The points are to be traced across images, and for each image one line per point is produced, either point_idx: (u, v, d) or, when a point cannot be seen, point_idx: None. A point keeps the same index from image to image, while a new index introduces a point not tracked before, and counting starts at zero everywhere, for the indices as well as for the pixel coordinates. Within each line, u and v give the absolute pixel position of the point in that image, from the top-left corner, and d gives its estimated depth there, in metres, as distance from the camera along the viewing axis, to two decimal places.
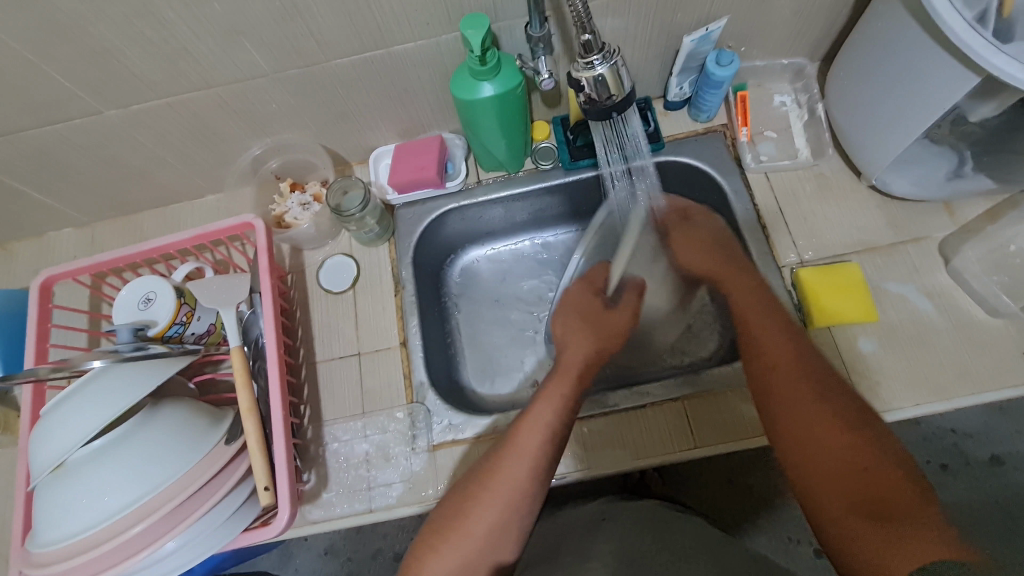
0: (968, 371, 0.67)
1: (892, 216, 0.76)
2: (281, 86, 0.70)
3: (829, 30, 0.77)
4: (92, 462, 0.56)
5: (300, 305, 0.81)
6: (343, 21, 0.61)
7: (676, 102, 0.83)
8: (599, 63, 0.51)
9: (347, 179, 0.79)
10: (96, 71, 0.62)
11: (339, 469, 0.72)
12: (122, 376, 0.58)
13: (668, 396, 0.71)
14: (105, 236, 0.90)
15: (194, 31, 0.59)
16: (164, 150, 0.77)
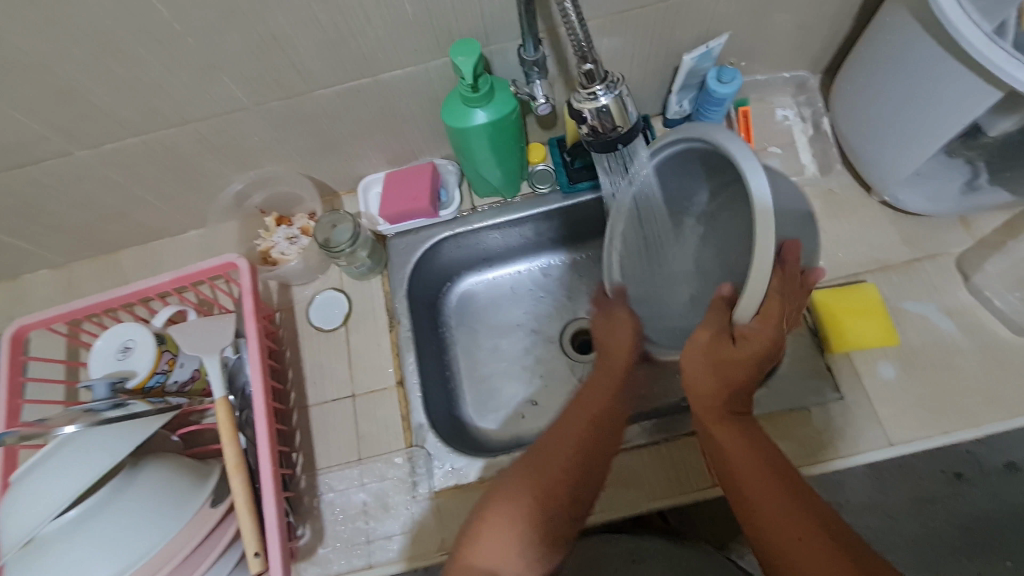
0: (996, 395, 0.64)
1: (907, 232, 0.73)
2: (263, 119, 0.66)
3: (832, 41, 0.74)
4: (63, 538, 0.52)
5: (290, 345, 0.77)
6: (326, 51, 0.58)
7: (676, 120, 0.80)
8: (602, 94, 0.48)
9: (336, 213, 0.75)
10: (65, 111, 0.58)
11: (336, 522, 0.68)
12: (95, 442, 0.54)
13: (681, 432, 0.67)
14: (83, 276, 0.85)
15: (167, 66, 0.56)
16: (142, 187, 0.73)
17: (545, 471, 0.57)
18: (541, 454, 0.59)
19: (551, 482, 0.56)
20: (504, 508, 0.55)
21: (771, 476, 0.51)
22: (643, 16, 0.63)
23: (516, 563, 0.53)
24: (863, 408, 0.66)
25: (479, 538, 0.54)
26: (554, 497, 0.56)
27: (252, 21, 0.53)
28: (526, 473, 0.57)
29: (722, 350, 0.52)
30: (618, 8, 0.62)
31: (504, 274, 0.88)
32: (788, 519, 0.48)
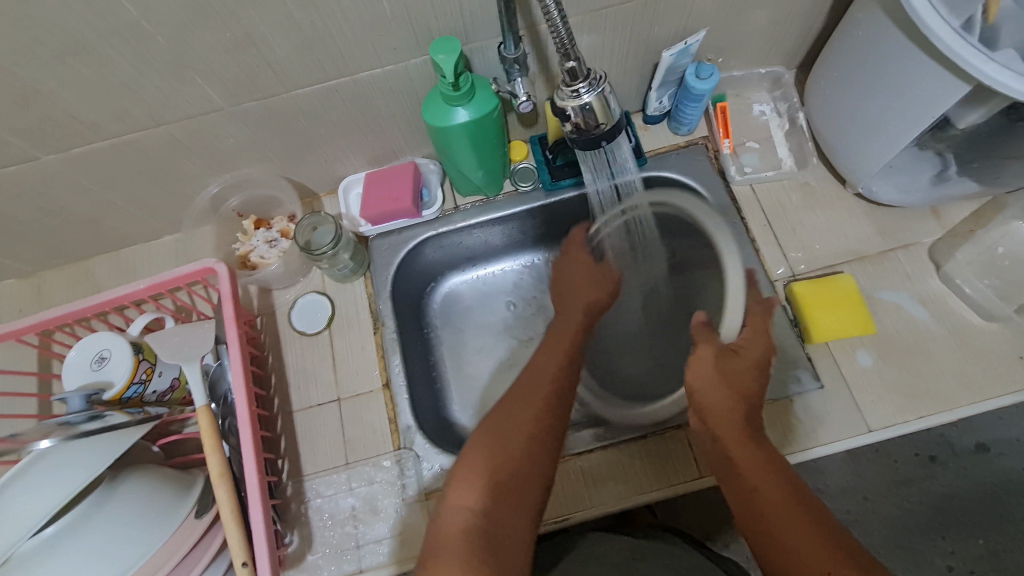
0: (968, 379, 0.66)
1: (880, 223, 0.75)
2: (239, 120, 0.64)
3: (806, 37, 0.76)
4: (41, 555, 0.50)
5: (272, 350, 0.76)
6: (303, 50, 0.57)
7: (655, 116, 0.81)
8: (585, 92, 0.48)
9: (317, 214, 0.74)
10: (28, 115, 0.56)
11: (325, 528, 0.67)
12: (73, 455, 0.52)
13: (666, 425, 0.68)
14: (52, 286, 0.82)
15: (137, 67, 0.54)
16: (113, 192, 0.71)
17: (514, 424, 0.54)
18: (506, 408, 0.56)
19: (525, 432, 0.54)
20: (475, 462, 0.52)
21: (772, 474, 0.52)
22: (621, 13, 0.64)
23: (496, 509, 0.49)
24: (843, 396, 0.67)
25: (456, 489, 0.50)
26: (529, 443, 0.53)
27: (225, 19, 0.52)
28: (492, 428, 0.55)
29: (724, 364, 0.60)
30: (597, 6, 0.62)
31: (490, 273, 0.88)
32: (794, 520, 0.48)
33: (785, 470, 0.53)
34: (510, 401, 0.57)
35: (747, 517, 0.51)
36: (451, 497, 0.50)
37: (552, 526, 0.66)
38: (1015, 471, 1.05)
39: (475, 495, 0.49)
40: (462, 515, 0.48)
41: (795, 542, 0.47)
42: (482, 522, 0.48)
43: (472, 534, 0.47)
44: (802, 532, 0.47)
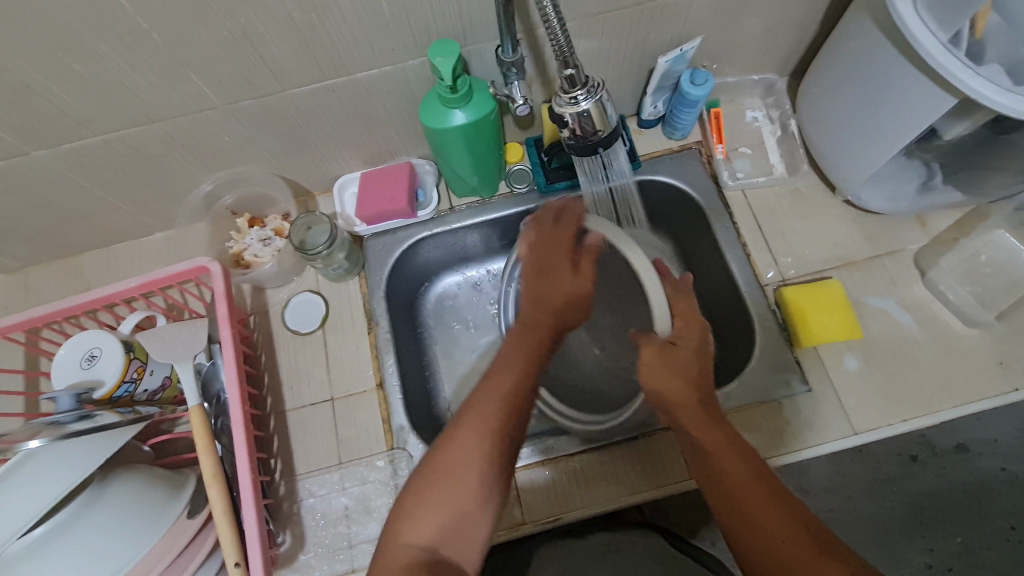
0: (951, 383, 0.68)
1: (868, 230, 0.77)
2: (234, 118, 0.64)
3: (798, 45, 0.77)
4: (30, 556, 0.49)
5: (265, 349, 0.76)
6: (300, 50, 0.57)
7: (650, 121, 0.82)
8: (583, 99, 0.49)
9: (312, 214, 0.74)
10: (19, 110, 0.55)
11: (317, 528, 0.67)
12: (62, 455, 0.51)
13: (658, 427, 0.69)
14: (40, 282, 0.81)
15: (132, 64, 0.54)
16: (104, 188, 0.70)
17: (467, 449, 0.49)
18: (465, 426, 0.51)
19: (479, 455, 0.49)
20: (427, 494, 0.48)
21: (746, 463, 0.51)
22: (619, 18, 0.64)
23: (456, 540, 0.47)
24: (829, 399, 0.69)
25: (409, 520, 0.48)
26: (482, 468, 0.49)
27: (221, 17, 0.51)
28: (444, 453, 0.50)
29: (669, 358, 0.55)
30: (594, 11, 0.62)
31: (483, 273, 0.88)
32: (770, 514, 0.48)
33: (756, 462, 0.52)
34: (469, 412, 0.52)
35: (722, 506, 0.51)
36: (404, 524, 0.47)
37: (545, 526, 0.67)
38: (994, 471, 1.08)
39: (432, 527, 0.47)
40: (417, 550, 0.46)
41: (772, 539, 0.47)
42: (440, 555, 0.46)
43: (420, 567, 0.45)
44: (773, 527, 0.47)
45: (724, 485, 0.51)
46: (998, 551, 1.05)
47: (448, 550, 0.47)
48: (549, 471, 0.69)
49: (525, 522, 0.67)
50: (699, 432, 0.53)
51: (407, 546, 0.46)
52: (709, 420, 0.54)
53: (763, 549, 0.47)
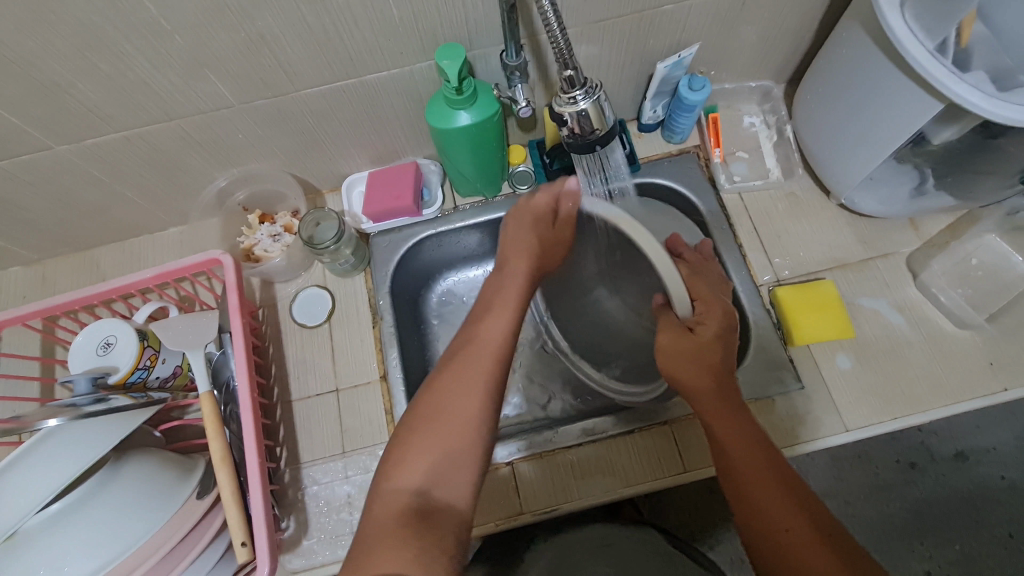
0: (941, 383, 0.69)
1: (862, 233, 0.79)
2: (248, 117, 0.67)
3: (794, 53, 0.79)
4: (48, 530, 0.52)
5: (273, 341, 0.78)
6: (313, 52, 0.59)
7: (650, 125, 0.84)
8: (582, 99, 0.51)
9: (320, 210, 0.76)
10: (45, 106, 0.58)
11: (320, 514, 0.69)
12: (80, 434, 0.54)
13: (654, 421, 0.70)
14: (57, 273, 0.84)
15: (154, 63, 0.56)
16: (122, 183, 0.73)
17: (461, 401, 0.51)
18: (461, 365, 0.53)
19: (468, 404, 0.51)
20: (420, 432, 0.50)
21: (760, 453, 0.53)
22: (619, 25, 0.67)
23: (444, 480, 0.48)
24: (821, 397, 0.70)
25: (400, 465, 0.48)
26: (473, 408, 0.51)
27: (240, 20, 0.54)
28: (438, 393, 0.52)
29: (688, 344, 0.58)
30: (595, 17, 0.65)
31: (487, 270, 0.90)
32: (777, 502, 0.50)
33: (771, 454, 0.53)
34: (464, 354, 0.54)
35: (733, 489, 0.52)
36: (396, 464, 0.49)
37: (543, 516, 0.69)
38: (993, 479, 1.09)
39: (421, 469, 0.48)
40: (408, 492, 0.47)
41: (780, 530, 0.48)
42: (428, 497, 0.47)
43: (411, 513, 0.46)
44: (789, 517, 0.49)
45: (735, 469, 0.53)
46: (996, 558, 1.05)
47: (433, 490, 0.47)
48: (547, 461, 0.70)
49: (522, 512, 0.68)
50: (718, 419, 0.55)
51: (400, 492, 0.47)
52: (729, 409, 0.55)
53: (767, 533, 0.49)
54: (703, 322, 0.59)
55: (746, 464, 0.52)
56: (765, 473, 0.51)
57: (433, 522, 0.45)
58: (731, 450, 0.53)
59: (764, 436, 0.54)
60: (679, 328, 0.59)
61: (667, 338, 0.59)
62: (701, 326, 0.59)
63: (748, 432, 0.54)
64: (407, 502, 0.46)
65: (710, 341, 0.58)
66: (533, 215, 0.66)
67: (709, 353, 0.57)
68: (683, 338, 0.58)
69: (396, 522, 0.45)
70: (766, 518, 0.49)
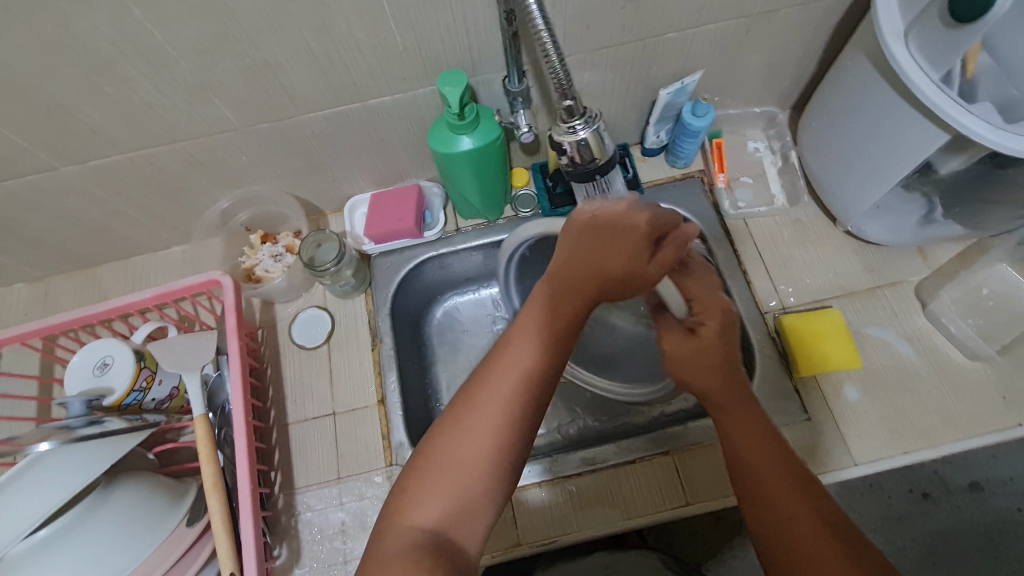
0: (953, 417, 0.67)
1: (869, 261, 0.77)
2: (252, 140, 0.67)
3: (799, 80, 0.79)
4: (34, 557, 0.51)
5: (271, 362, 0.77)
6: (317, 77, 0.60)
7: (653, 149, 0.84)
8: (581, 128, 0.50)
9: (322, 232, 0.76)
10: (52, 128, 0.59)
11: (314, 542, 0.68)
12: (71, 458, 0.53)
13: (657, 450, 0.69)
14: (59, 291, 0.84)
15: (159, 88, 0.57)
16: (126, 204, 0.73)
17: (473, 438, 0.45)
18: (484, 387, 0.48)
19: (487, 437, 0.45)
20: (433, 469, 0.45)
21: (771, 444, 0.49)
22: (622, 52, 0.67)
23: (457, 522, 0.44)
24: (829, 430, 0.68)
25: (410, 501, 0.44)
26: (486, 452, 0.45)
27: (244, 46, 0.55)
28: (460, 421, 0.46)
29: (693, 345, 0.53)
30: (599, 44, 0.65)
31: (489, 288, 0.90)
32: (789, 494, 0.46)
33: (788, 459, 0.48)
34: (477, 396, 0.47)
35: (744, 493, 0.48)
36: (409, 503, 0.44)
37: (540, 547, 0.67)
38: (1011, 513, 1.05)
39: (435, 509, 0.44)
40: (416, 531, 0.43)
41: (786, 522, 0.45)
42: (444, 538, 0.43)
43: (424, 551, 0.41)
44: (794, 506, 0.46)
45: (749, 468, 0.48)
46: None
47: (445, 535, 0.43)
48: (545, 491, 0.69)
49: (520, 543, 0.67)
50: (729, 417, 0.51)
51: (409, 529, 0.43)
52: (739, 405, 0.51)
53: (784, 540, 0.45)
54: (708, 314, 0.54)
55: (760, 464, 0.48)
56: (785, 478, 0.47)
57: (451, 564, 0.41)
58: (743, 450, 0.49)
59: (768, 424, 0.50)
60: (682, 331, 0.55)
61: (670, 342, 0.54)
62: (704, 324, 0.54)
63: (753, 428, 0.50)
64: (415, 544, 0.42)
65: (715, 336, 0.53)
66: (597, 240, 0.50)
67: (710, 350, 0.52)
68: (687, 343, 0.53)
69: (404, 558, 0.41)
70: (778, 519, 0.45)
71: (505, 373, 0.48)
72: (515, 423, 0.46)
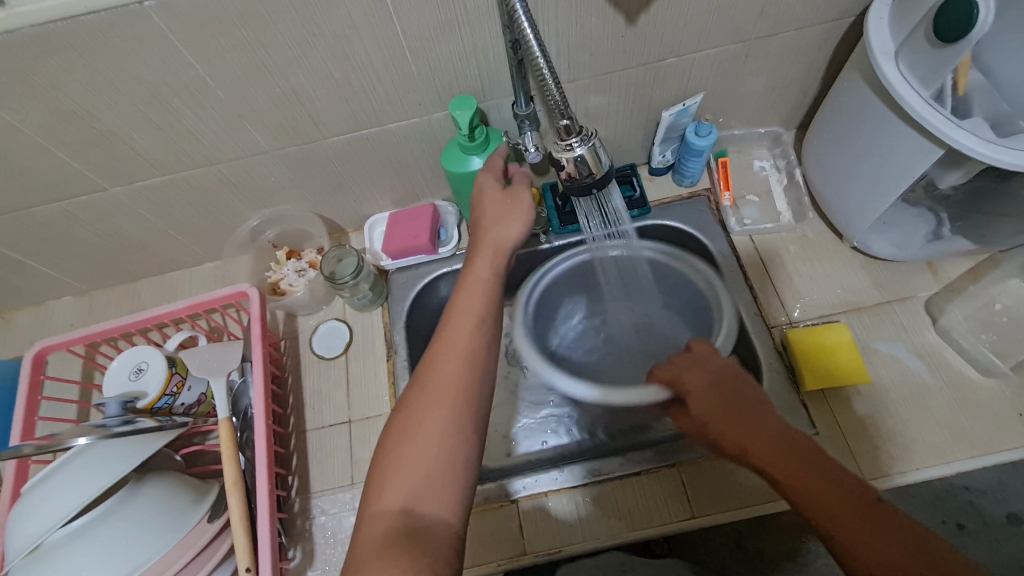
0: (966, 433, 0.66)
1: (877, 277, 0.77)
2: (280, 162, 0.73)
3: (801, 101, 0.82)
4: (70, 544, 0.54)
5: (292, 371, 0.81)
6: (340, 104, 0.65)
7: (660, 168, 0.86)
8: (577, 145, 0.53)
9: (342, 248, 0.81)
10: (103, 152, 0.65)
11: (326, 545, 0.70)
12: (107, 454, 0.57)
13: (663, 463, 0.69)
14: (102, 304, 0.90)
15: (198, 115, 0.63)
16: (165, 221, 0.79)
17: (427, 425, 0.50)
18: (439, 362, 0.54)
19: (445, 418, 0.50)
20: (404, 437, 0.50)
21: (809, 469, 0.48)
22: (624, 78, 0.71)
23: (427, 495, 0.47)
24: (838, 443, 0.68)
25: (377, 493, 0.48)
26: (472, 371, 0.53)
27: (275, 77, 0.60)
28: (418, 402, 0.52)
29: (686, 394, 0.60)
30: (601, 70, 0.69)
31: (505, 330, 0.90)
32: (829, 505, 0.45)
33: (815, 458, 0.49)
34: (422, 378, 0.53)
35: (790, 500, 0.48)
36: (380, 483, 0.48)
37: (543, 557, 0.67)
38: None
39: (398, 494, 0.47)
40: (388, 514, 0.46)
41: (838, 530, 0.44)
42: (410, 517, 0.46)
43: (396, 533, 0.45)
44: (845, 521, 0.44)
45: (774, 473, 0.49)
46: None
47: (426, 499, 0.47)
48: (551, 501, 0.70)
49: (525, 553, 0.67)
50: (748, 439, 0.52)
51: (382, 514, 0.47)
52: (756, 433, 0.52)
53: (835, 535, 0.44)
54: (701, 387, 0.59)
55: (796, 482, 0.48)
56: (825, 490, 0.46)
57: (422, 539, 0.45)
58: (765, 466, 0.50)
59: (809, 452, 0.50)
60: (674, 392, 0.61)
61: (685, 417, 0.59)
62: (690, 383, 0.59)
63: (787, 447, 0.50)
64: (388, 526, 0.46)
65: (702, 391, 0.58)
66: (502, 200, 0.63)
67: (711, 399, 0.56)
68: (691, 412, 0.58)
69: (380, 544, 0.44)
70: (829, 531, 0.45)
71: (448, 351, 0.54)
72: (467, 375, 0.53)
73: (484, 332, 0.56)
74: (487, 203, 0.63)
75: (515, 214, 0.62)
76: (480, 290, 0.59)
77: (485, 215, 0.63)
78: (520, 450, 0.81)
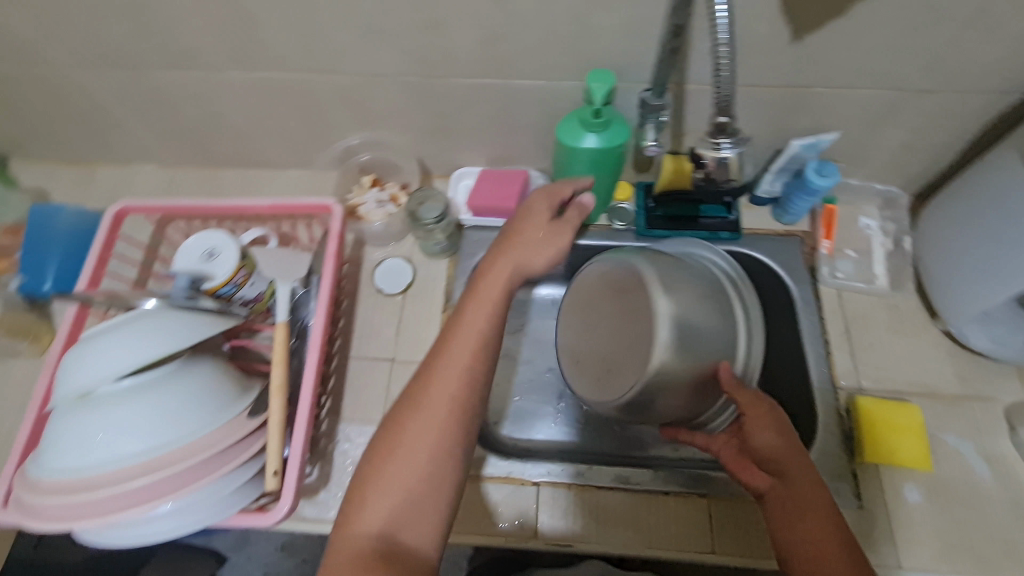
0: (1016, 552, 0.63)
1: (961, 368, 0.74)
2: (398, 88, 0.72)
3: (933, 168, 0.77)
4: (120, 399, 0.55)
5: (348, 296, 0.81)
6: (477, 44, 0.63)
7: (763, 198, 0.83)
8: (727, 148, 0.50)
9: (428, 192, 0.80)
10: (236, 32, 0.65)
11: (344, 472, 0.70)
12: (169, 322, 0.58)
13: (693, 489, 0.67)
14: (183, 181, 0.91)
15: (339, 20, 0.62)
16: (268, 118, 0.79)
17: (415, 453, 0.51)
18: (409, 428, 0.52)
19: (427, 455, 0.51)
20: (382, 477, 0.51)
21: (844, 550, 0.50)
22: (766, 95, 0.68)
23: (406, 526, 0.49)
24: (879, 522, 0.65)
25: (359, 511, 0.50)
26: (477, 366, 0.56)
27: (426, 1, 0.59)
28: (387, 474, 0.51)
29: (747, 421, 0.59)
30: (746, 81, 0.66)
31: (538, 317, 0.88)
32: None
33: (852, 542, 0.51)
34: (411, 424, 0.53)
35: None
36: (355, 516, 0.50)
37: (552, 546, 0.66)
38: None
39: (379, 517, 0.49)
40: (364, 540, 0.48)
41: None
42: (393, 540, 0.49)
43: (374, 557, 0.47)
44: None
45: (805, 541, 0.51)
46: None
47: (411, 505, 0.50)
48: (572, 495, 0.69)
49: (536, 537, 0.67)
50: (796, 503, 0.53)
51: (358, 536, 0.49)
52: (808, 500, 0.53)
53: None
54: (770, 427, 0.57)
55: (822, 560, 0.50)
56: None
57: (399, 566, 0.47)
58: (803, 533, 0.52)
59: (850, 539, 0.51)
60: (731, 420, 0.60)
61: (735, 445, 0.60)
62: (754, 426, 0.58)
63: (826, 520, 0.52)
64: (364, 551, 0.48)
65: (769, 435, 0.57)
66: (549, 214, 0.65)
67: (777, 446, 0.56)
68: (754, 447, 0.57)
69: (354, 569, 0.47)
70: None
71: (424, 422, 0.53)
72: (444, 467, 0.52)
73: (468, 394, 0.54)
74: (532, 224, 0.65)
75: (555, 243, 0.64)
76: (487, 303, 0.59)
77: (516, 227, 0.65)
78: (512, 434, 0.80)
